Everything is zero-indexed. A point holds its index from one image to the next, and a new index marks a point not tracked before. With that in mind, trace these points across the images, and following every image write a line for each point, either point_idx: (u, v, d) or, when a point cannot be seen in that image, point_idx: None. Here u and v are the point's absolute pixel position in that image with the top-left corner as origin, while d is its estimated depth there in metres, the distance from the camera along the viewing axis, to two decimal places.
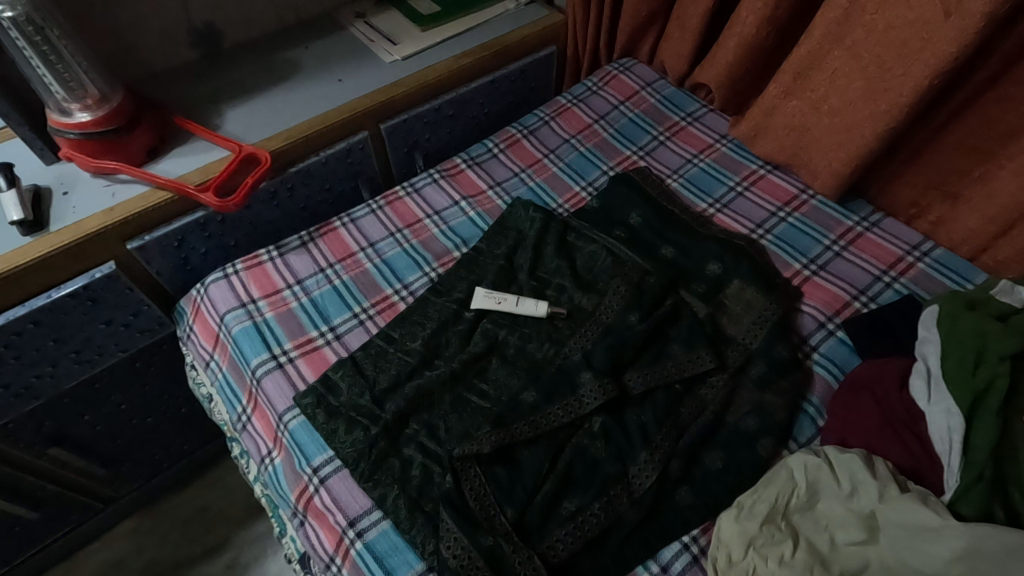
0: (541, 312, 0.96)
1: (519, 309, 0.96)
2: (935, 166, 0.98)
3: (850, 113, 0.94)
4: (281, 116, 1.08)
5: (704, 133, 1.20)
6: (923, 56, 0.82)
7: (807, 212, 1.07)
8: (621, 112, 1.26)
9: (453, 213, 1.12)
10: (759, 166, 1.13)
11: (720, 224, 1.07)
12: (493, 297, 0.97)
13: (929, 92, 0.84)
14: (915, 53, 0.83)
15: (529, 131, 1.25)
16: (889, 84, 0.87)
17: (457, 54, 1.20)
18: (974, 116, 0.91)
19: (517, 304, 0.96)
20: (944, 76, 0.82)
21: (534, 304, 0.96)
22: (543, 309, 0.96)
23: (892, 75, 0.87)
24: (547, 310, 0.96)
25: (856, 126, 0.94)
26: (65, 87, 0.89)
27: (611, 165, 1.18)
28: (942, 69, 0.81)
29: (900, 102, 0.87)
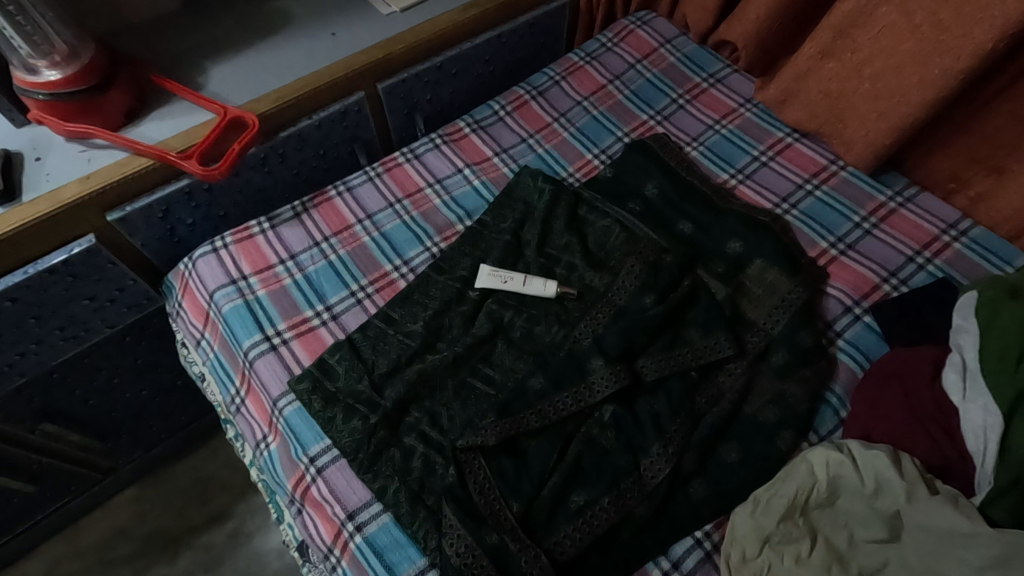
0: (550, 293, 0.90)
1: (526, 289, 0.90)
2: (983, 137, 0.90)
3: (894, 78, 0.85)
4: (271, 75, 1.00)
5: (727, 96, 1.11)
6: (989, 14, 0.73)
7: (836, 185, 0.99)
8: (637, 72, 1.16)
9: (456, 181, 1.05)
10: (786, 133, 1.05)
11: (743, 198, 1.00)
12: (499, 275, 0.91)
13: (990, 56, 0.76)
14: (979, 11, 0.74)
15: (538, 92, 1.16)
16: (944, 47, 0.79)
17: (461, 6, 1.10)
18: None
19: (524, 283, 0.90)
20: (1010, 39, 0.73)
21: (543, 285, 0.90)
22: (553, 290, 0.90)
23: (949, 35, 0.78)
24: (556, 291, 0.90)
25: (900, 93, 0.85)
26: (30, 42, 0.81)
27: (625, 130, 1.10)
28: (1008, 31, 0.72)
29: (955, 67, 0.78)
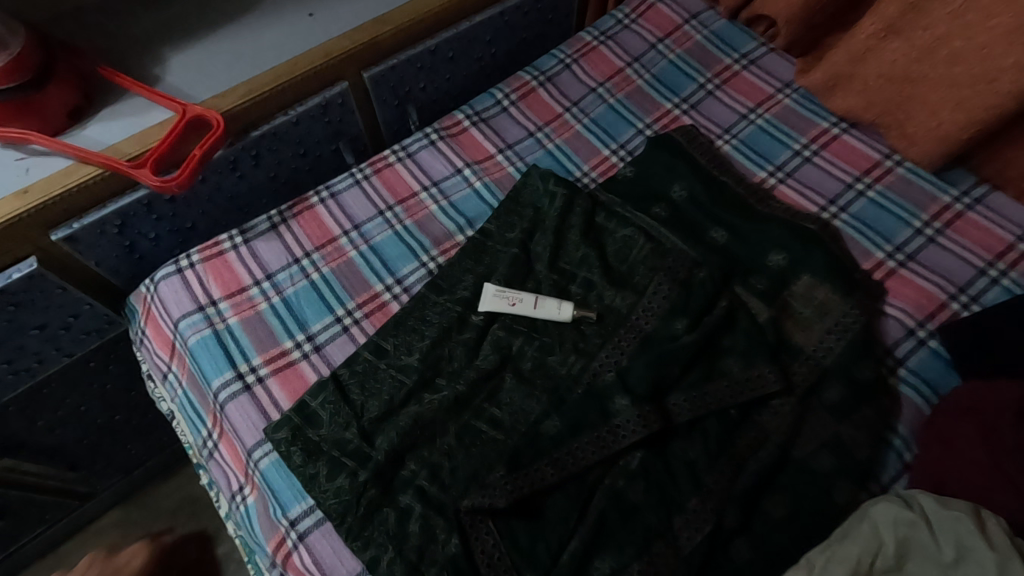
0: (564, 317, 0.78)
1: (537, 312, 0.78)
2: None
3: (977, 61, 0.71)
4: (240, 65, 0.87)
5: (763, 80, 0.97)
6: None
7: (891, 184, 0.86)
8: (658, 53, 1.02)
9: (455, 183, 0.93)
10: (832, 123, 0.91)
11: (784, 200, 0.87)
12: (506, 296, 0.79)
13: None
14: None
15: (546, 78, 1.02)
16: None
17: None
18: None
19: (535, 306, 0.79)
20: None
21: (556, 308, 0.78)
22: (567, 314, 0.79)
23: None
24: (571, 314, 0.78)
25: (985, 79, 0.71)
26: None
27: (647, 122, 0.96)
28: None
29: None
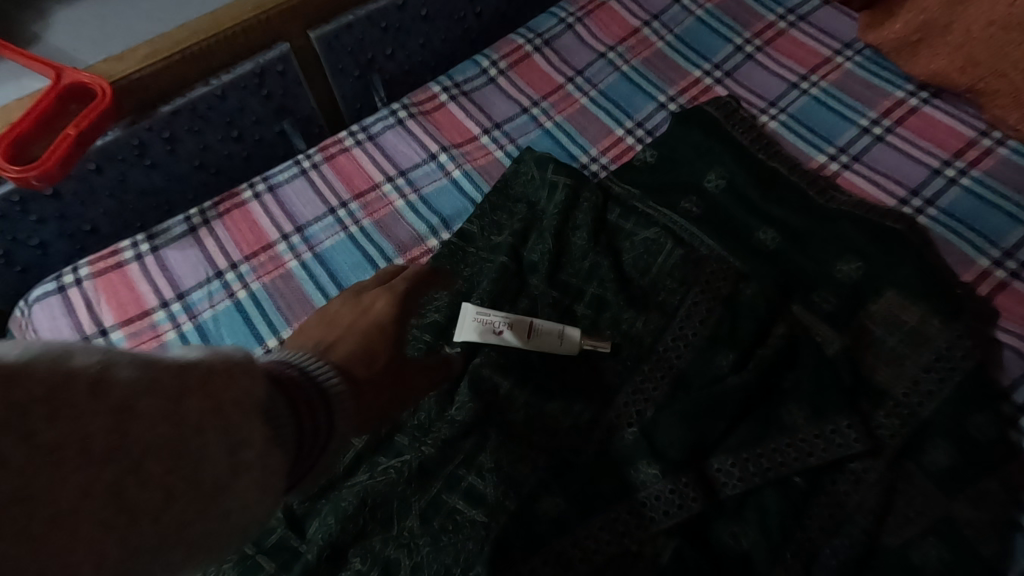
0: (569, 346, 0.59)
1: (530, 345, 0.59)
2: None
3: None
4: (145, 19, 0.67)
5: (816, 41, 0.77)
6: None
7: (994, 168, 0.66)
8: (683, 9, 0.82)
9: (427, 172, 0.73)
10: (910, 93, 0.71)
11: (852, 191, 0.67)
12: (488, 322, 0.59)
13: None
14: None
15: (544, 41, 0.82)
16: None
17: None
18: None
19: (529, 331, 0.59)
20: None
21: (558, 334, 0.59)
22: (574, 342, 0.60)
23: None
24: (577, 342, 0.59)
25: None
26: None
27: (671, 93, 0.76)
28: None
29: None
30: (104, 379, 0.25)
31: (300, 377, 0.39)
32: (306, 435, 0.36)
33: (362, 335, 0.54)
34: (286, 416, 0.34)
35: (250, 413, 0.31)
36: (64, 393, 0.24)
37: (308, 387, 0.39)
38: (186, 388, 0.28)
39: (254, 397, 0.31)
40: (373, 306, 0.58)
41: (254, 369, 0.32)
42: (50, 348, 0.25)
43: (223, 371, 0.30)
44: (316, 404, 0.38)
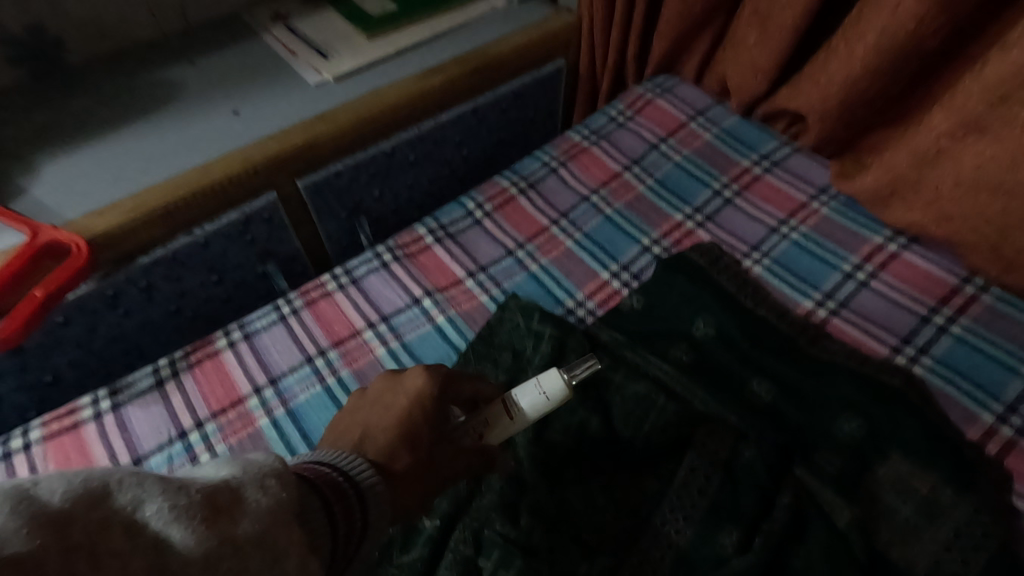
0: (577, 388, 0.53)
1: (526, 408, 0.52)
2: None
3: None
4: (131, 173, 0.68)
5: (791, 186, 0.80)
6: None
7: (981, 317, 0.65)
8: (661, 155, 0.86)
9: (411, 318, 0.71)
10: (887, 238, 0.72)
11: (843, 340, 0.66)
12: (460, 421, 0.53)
13: None
14: None
15: (529, 184, 0.84)
16: None
17: (418, 72, 0.81)
18: None
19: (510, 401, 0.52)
20: None
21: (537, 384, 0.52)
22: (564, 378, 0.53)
23: None
24: (560, 379, 0.52)
25: None
26: None
27: (654, 236, 0.77)
28: None
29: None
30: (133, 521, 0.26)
31: (342, 479, 0.36)
32: (348, 524, 0.35)
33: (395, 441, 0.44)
34: (324, 514, 0.33)
35: (284, 526, 0.30)
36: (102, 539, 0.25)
37: (347, 484, 0.36)
38: (213, 515, 0.28)
39: (289, 503, 0.31)
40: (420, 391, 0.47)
41: (291, 475, 0.32)
42: (83, 489, 0.26)
43: (248, 487, 0.30)
44: (346, 496, 0.35)
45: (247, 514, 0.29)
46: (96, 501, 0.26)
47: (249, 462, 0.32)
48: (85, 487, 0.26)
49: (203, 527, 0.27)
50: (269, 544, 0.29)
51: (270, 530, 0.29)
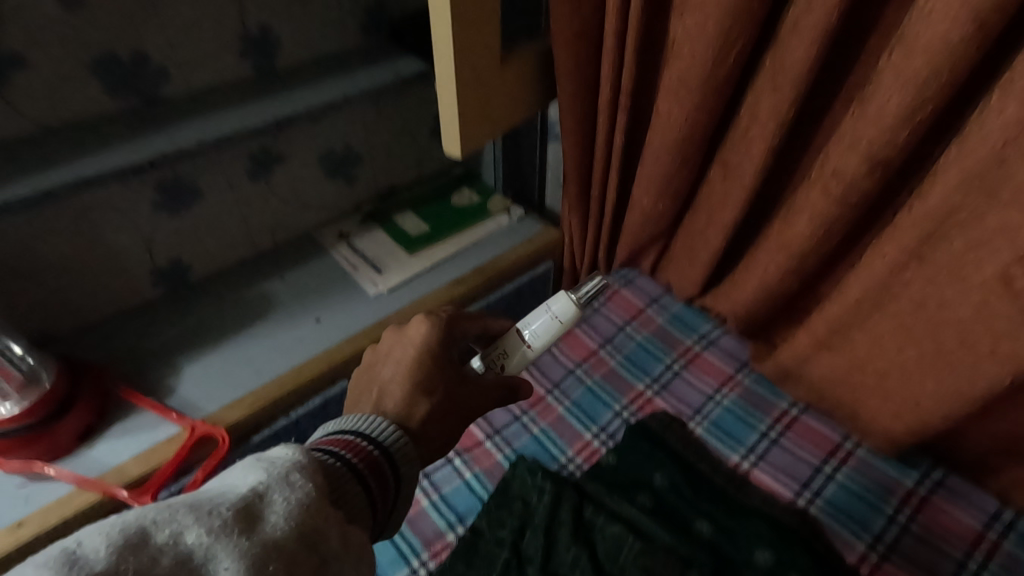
0: (576, 298, 0.82)
1: (541, 326, 0.80)
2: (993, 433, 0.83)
3: (909, 385, 0.79)
4: (248, 371, 0.95)
5: (723, 361, 1.08)
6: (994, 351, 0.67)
7: (856, 467, 0.92)
8: (627, 335, 1.14)
9: (446, 474, 0.97)
10: (789, 405, 1.00)
11: (760, 486, 0.91)
12: (488, 366, 0.78)
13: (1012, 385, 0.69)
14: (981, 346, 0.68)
15: (529, 361, 1.12)
16: (954, 366, 0.73)
17: (448, 282, 1.12)
18: None
19: (530, 330, 0.80)
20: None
21: (546, 310, 0.81)
22: (567, 300, 0.82)
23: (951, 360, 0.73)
24: (563, 304, 0.81)
25: (919, 405, 0.79)
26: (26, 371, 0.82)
27: (623, 403, 1.04)
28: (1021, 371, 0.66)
29: (984, 383, 0.70)
30: (179, 555, 0.36)
31: (375, 450, 0.52)
32: (386, 483, 0.50)
33: (413, 390, 0.61)
34: (358, 487, 0.48)
35: (313, 511, 0.41)
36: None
37: (377, 452, 0.52)
38: (242, 530, 0.38)
39: (319, 489, 0.43)
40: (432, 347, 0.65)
41: (309, 465, 0.44)
42: (126, 537, 0.35)
43: (266, 499, 0.40)
44: (380, 466, 0.51)
45: (272, 515, 0.40)
46: (141, 544, 0.35)
47: (265, 469, 0.42)
48: (129, 535, 0.35)
49: (236, 536, 0.37)
50: (305, 532, 0.40)
51: (294, 522, 0.40)
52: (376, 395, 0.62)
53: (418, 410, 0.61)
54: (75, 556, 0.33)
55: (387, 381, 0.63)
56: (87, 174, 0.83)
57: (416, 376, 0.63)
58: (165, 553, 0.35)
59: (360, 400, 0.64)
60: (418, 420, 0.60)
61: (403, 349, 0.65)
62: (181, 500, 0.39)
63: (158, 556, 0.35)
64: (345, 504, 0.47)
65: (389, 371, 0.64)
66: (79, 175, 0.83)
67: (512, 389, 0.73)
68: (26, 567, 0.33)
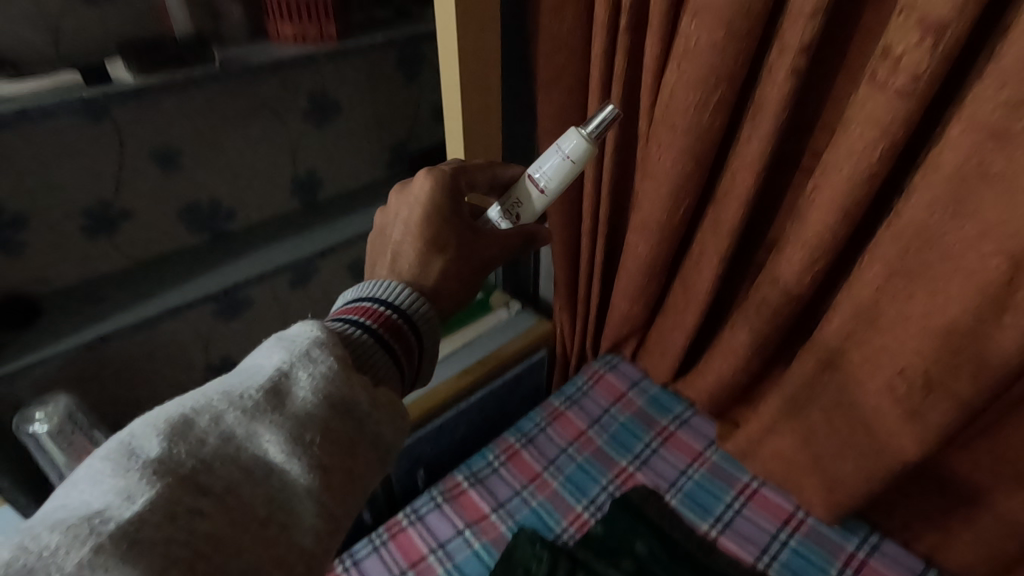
0: (588, 135, 0.75)
1: (552, 171, 0.76)
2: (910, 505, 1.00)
3: (837, 465, 0.97)
4: None
5: (694, 439, 1.25)
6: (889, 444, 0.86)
7: (806, 533, 1.08)
8: (612, 416, 1.31)
9: (458, 544, 1.12)
10: (750, 479, 1.18)
11: (726, 552, 1.07)
12: (506, 217, 0.78)
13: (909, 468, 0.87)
14: (881, 439, 0.87)
15: (527, 440, 1.29)
16: (866, 453, 0.91)
17: (457, 373, 1.32)
18: (948, 467, 0.96)
19: (543, 176, 0.76)
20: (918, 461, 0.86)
21: (556, 151, 0.75)
22: (578, 135, 0.75)
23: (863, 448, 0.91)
24: (575, 139, 0.74)
25: (845, 483, 0.96)
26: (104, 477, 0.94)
27: (610, 478, 1.21)
28: (914, 459, 0.85)
29: (888, 465, 0.88)
30: (225, 433, 0.43)
31: (398, 315, 0.57)
32: (412, 347, 0.57)
33: (426, 246, 0.66)
34: (380, 352, 0.53)
35: (337, 379, 0.46)
36: (205, 462, 0.41)
37: (400, 315, 0.57)
38: (274, 405, 0.44)
39: (338, 358, 0.48)
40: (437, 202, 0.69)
41: (327, 337, 0.49)
42: (174, 425, 0.42)
43: (291, 377, 0.46)
44: (403, 332, 0.57)
45: (299, 389, 0.45)
46: (188, 429, 0.42)
47: (287, 349, 0.48)
48: (175, 424, 0.42)
49: (268, 412, 0.44)
50: (334, 397, 0.46)
51: (318, 392, 0.45)
52: (392, 258, 0.67)
53: (432, 265, 0.66)
54: (134, 446, 0.40)
55: (399, 243, 0.67)
56: (175, 304, 1.02)
57: (427, 233, 0.67)
58: (210, 434, 0.42)
59: (379, 260, 0.70)
60: (433, 274, 0.65)
61: (410, 205, 0.69)
62: (216, 390, 0.45)
63: (205, 436, 0.42)
64: (373, 366, 0.52)
65: (399, 232, 0.69)
66: (166, 302, 1.02)
67: (529, 239, 0.78)
68: (100, 456, 0.40)
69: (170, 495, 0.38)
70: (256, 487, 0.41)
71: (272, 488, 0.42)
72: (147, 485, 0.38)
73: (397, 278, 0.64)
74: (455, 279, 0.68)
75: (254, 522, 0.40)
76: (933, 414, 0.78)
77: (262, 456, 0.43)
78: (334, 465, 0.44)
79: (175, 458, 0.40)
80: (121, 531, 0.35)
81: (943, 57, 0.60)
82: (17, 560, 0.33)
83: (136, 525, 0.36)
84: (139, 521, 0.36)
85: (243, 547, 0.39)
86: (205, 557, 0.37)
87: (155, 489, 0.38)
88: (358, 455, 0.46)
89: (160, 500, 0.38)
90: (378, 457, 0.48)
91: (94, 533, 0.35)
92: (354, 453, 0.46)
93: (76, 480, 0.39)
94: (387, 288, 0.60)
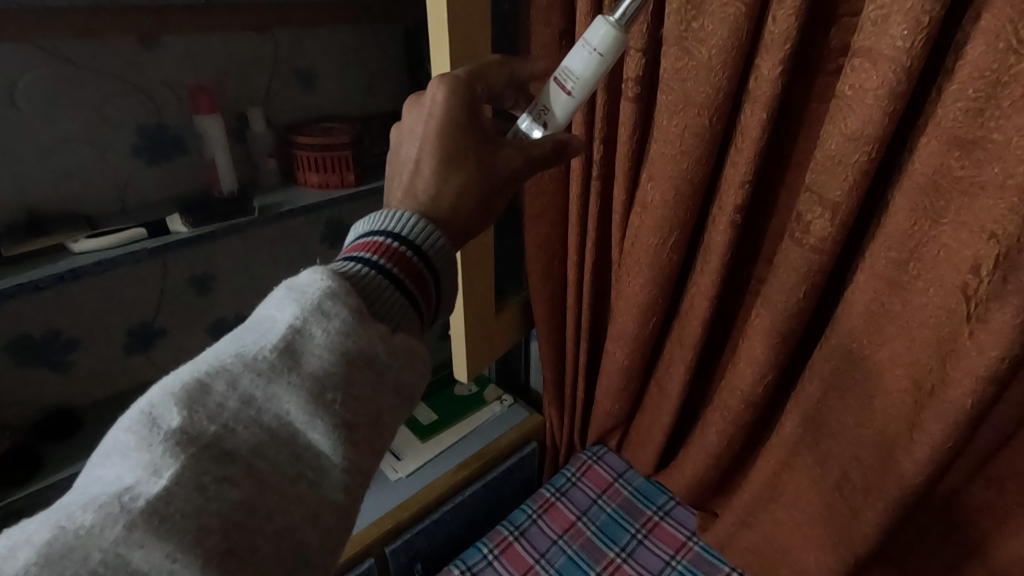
0: (616, 23, 0.67)
1: (581, 64, 0.69)
2: None
3: (803, 556, 1.06)
4: None
5: (676, 530, 1.30)
6: (843, 537, 0.96)
7: None
8: (599, 507, 1.37)
9: None
10: (730, 570, 1.20)
11: None
12: (536, 124, 0.73)
13: (863, 561, 0.96)
14: (836, 532, 0.97)
15: (520, 532, 1.35)
16: (826, 545, 1.00)
17: (453, 467, 1.41)
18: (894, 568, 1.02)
19: (571, 70, 0.69)
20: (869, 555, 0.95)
21: (583, 47, 0.68)
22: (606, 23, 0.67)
23: (823, 541, 1.00)
24: (603, 28, 0.67)
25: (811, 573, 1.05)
26: None
27: (597, 570, 1.25)
28: (866, 553, 0.94)
29: (841, 557, 0.98)
30: (245, 396, 0.42)
31: (411, 251, 0.53)
32: (428, 280, 0.53)
33: (443, 165, 0.62)
34: (392, 291, 0.50)
35: (354, 335, 0.45)
36: (227, 431, 0.40)
37: (414, 249, 0.53)
38: (291, 367, 0.43)
39: (353, 311, 0.46)
40: (454, 111, 0.64)
41: (337, 287, 0.46)
42: (193, 391, 0.41)
43: (305, 336, 0.44)
44: (416, 267, 0.52)
45: (314, 347, 0.44)
46: (205, 395, 0.41)
47: (298, 302, 0.45)
48: (191, 391, 0.41)
49: (284, 374, 0.42)
50: (351, 355, 0.45)
51: (334, 349, 0.44)
52: (409, 176, 0.62)
53: (450, 183, 0.62)
54: (153, 416, 0.39)
55: (414, 160, 0.63)
56: None
57: (444, 148, 0.63)
58: (228, 398, 0.41)
59: (395, 179, 0.64)
60: (450, 194, 0.61)
61: (426, 118, 0.64)
62: (230, 351, 0.44)
63: (223, 400, 0.41)
64: (387, 305, 0.50)
65: (416, 146, 0.63)
66: None
67: (558, 153, 0.72)
68: (123, 426, 0.39)
69: (195, 466, 0.38)
70: (280, 449, 0.41)
71: (298, 448, 0.42)
72: (171, 458, 0.38)
73: (413, 200, 0.60)
74: (475, 196, 0.63)
75: (283, 483, 0.41)
76: (871, 512, 0.89)
77: (283, 416, 0.42)
78: (356, 421, 0.44)
79: (197, 427, 0.39)
80: (153, 506, 0.36)
81: (842, 225, 0.76)
82: (60, 539, 0.34)
83: (165, 500, 0.36)
84: (169, 495, 0.36)
85: (274, 508, 0.40)
86: (237, 525, 0.38)
87: (180, 463, 0.38)
88: (380, 403, 0.46)
89: (186, 473, 0.38)
90: (399, 402, 0.48)
91: (127, 510, 0.35)
92: (377, 406, 0.46)
93: (107, 451, 0.39)
94: (397, 219, 0.54)
